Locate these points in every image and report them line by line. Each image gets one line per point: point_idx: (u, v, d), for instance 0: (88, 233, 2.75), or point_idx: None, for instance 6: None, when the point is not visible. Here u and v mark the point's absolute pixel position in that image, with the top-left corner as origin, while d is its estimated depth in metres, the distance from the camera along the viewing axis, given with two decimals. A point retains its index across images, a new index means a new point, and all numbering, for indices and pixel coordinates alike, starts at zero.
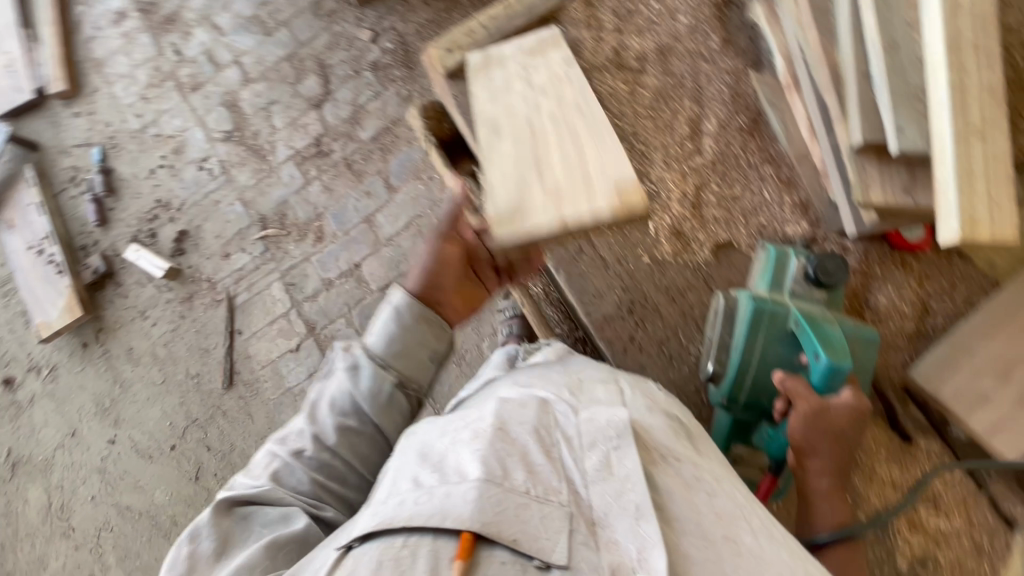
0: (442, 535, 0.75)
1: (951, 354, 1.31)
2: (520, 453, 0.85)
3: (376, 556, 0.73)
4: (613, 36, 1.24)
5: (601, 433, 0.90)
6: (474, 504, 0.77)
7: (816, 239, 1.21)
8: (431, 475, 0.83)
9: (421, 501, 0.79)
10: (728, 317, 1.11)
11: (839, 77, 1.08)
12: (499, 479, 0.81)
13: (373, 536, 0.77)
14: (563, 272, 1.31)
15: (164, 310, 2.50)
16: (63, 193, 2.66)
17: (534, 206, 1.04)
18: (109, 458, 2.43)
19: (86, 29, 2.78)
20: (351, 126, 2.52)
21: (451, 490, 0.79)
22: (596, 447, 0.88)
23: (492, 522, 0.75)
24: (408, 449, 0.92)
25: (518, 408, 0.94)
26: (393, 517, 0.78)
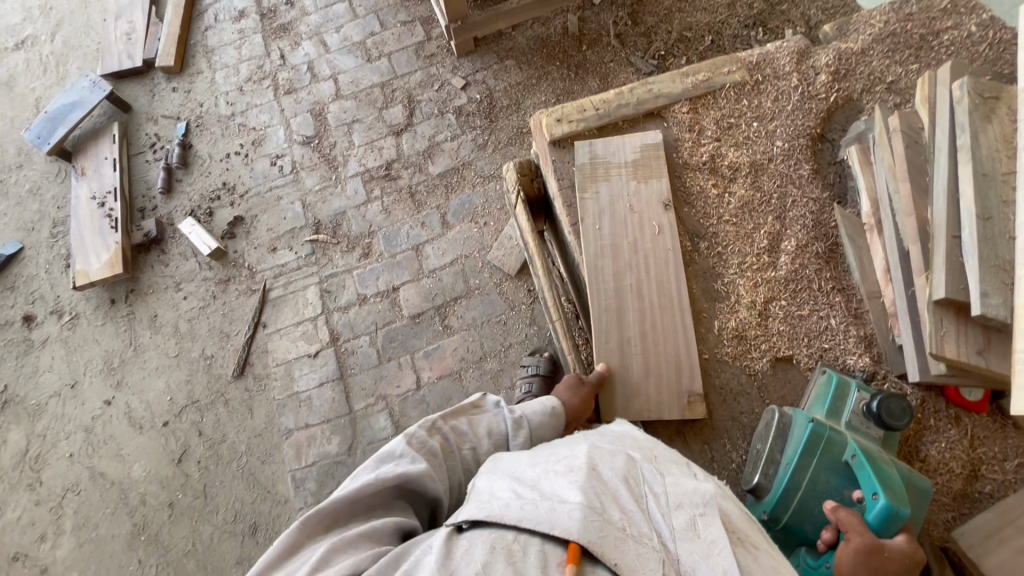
0: (549, 541, 0.77)
1: (999, 521, 1.13)
2: (613, 492, 0.85)
3: (487, 544, 0.77)
4: (711, 144, 1.27)
5: (688, 497, 0.86)
6: (580, 520, 0.78)
7: (876, 377, 1.11)
8: (528, 489, 0.85)
9: (525, 507, 0.82)
10: (780, 433, 1.07)
11: (926, 231, 1.06)
12: (596, 509, 0.81)
13: (481, 525, 0.81)
14: (636, 350, 1.18)
15: (199, 287, 2.54)
16: (138, 155, 2.79)
17: (631, 328, 1.19)
18: (100, 419, 2.39)
19: (207, 19, 3.01)
20: (423, 158, 2.63)
21: (554, 504, 0.81)
22: (682, 508, 0.85)
23: (596, 539, 0.76)
24: (495, 468, 0.93)
25: (609, 453, 0.92)
26: (502, 514, 0.81)
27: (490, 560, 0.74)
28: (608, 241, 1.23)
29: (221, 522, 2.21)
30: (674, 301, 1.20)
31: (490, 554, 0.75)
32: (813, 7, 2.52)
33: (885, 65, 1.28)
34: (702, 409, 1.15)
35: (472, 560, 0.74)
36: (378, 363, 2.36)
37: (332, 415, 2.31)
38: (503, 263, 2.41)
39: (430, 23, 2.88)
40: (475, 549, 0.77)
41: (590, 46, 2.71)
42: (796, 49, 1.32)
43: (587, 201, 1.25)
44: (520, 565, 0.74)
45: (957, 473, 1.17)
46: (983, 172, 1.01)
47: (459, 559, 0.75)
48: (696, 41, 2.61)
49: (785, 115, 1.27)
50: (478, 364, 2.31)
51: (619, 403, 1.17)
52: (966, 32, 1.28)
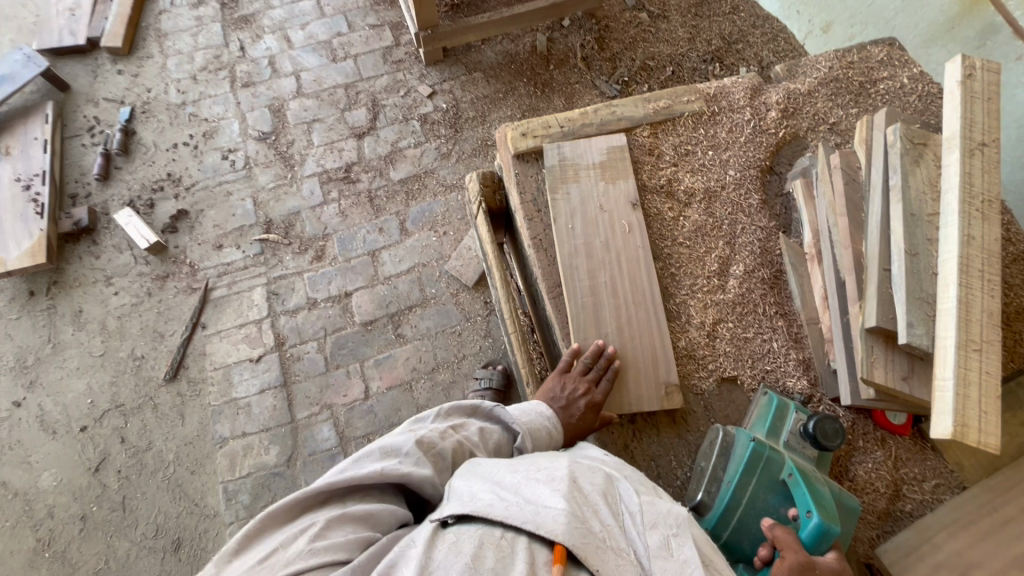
0: (535, 541, 0.76)
1: (917, 538, 1.20)
2: (593, 502, 0.83)
3: (476, 538, 0.75)
4: (669, 168, 1.30)
5: (664, 515, 0.83)
6: (565, 525, 0.76)
7: (812, 399, 1.15)
8: (512, 491, 0.83)
9: (509, 508, 0.79)
10: (723, 452, 1.05)
11: (861, 264, 1.10)
12: (578, 516, 0.79)
13: (467, 520, 0.79)
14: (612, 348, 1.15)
15: (132, 282, 2.37)
16: (74, 138, 2.60)
17: (607, 316, 1.16)
18: (6, 423, 2.17)
19: (162, 2, 2.87)
20: (385, 163, 2.59)
21: (539, 508, 0.79)
22: (657, 527, 0.82)
23: (581, 544, 0.75)
24: (473, 470, 0.89)
25: (589, 468, 0.90)
26: (488, 510, 0.79)
27: (478, 554, 0.73)
28: (580, 241, 1.20)
29: (140, 538, 2.04)
30: (648, 297, 1.18)
31: (478, 548, 0.73)
32: (765, 48, 2.68)
33: (829, 106, 1.38)
34: (680, 399, 1.14)
35: (460, 554, 0.73)
36: (325, 371, 2.27)
37: (272, 423, 2.20)
38: (461, 274, 2.39)
39: (399, 29, 2.86)
40: (463, 542, 0.75)
41: (557, 67, 2.77)
42: (750, 85, 1.39)
43: (558, 201, 1.23)
44: (507, 563, 0.72)
45: (880, 491, 1.24)
46: (912, 211, 1.04)
47: (446, 552, 0.73)
48: (657, 71, 2.72)
49: (737, 146, 1.33)
50: (430, 375, 2.26)
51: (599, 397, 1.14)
52: (899, 83, 1.40)
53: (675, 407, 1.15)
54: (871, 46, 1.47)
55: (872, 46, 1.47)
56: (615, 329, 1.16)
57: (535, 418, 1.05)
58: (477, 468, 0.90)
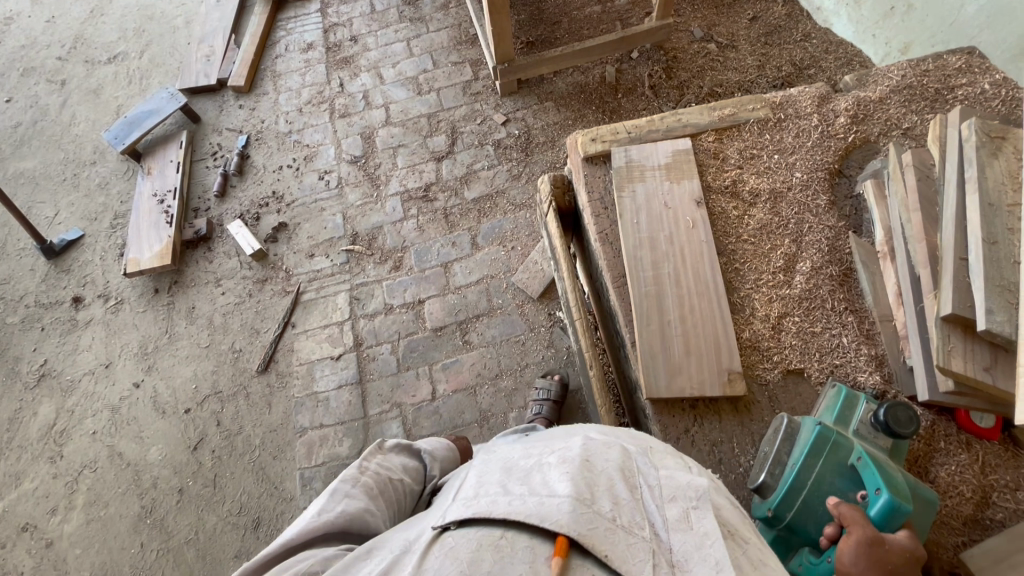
0: (537, 535, 0.77)
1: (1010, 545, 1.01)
2: (604, 483, 0.84)
3: (474, 540, 0.77)
4: (734, 171, 1.35)
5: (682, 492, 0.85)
6: (568, 512, 0.77)
7: (887, 396, 1.10)
8: (518, 486, 0.86)
9: (511, 502, 0.82)
10: (788, 437, 1.01)
11: (937, 256, 1.08)
12: (585, 501, 0.81)
13: (468, 524, 0.82)
14: (674, 333, 1.17)
15: (237, 284, 2.68)
16: (200, 161, 3.02)
17: (669, 302, 1.20)
18: (127, 401, 2.48)
19: (279, 48, 3.32)
20: (460, 184, 2.80)
21: (542, 499, 0.81)
22: (676, 499, 0.84)
23: (586, 532, 0.75)
24: (483, 469, 0.95)
25: (604, 447, 0.92)
26: (488, 510, 0.81)
27: (476, 557, 0.75)
28: (644, 235, 1.27)
29: (226, 513, 2.24)
30: (711, 288, 1.20)
31: (475, 553, 0.75)
32: (840, 72, 2.65)
33: (902, 113, 1.38)
34: (744, 386, 1.12)
35: (455, 559, 0.75)
36: (397, 372, 2.42)
37: (346, 417, 2.36)
38: (527, 286, 2.50)
39: (478, 65, 3.13)
40: (460, 549, 0.77)
41: (625, 95, 2.90)
42: (817, 94, 1.43)
43: (624, 198, 1.31)
44: (508, 561, 0.74)
45: (967, 498, 1.09)
46: (989, 202, 1.03)
47: (443, 558, 0.75)
48: (726, 96, 2.77)
49: (805, 150, 1.36)
50: (494, 381, 2.35)
51: (662, 381, 1.13)
52: (978, 90, 1.38)
53: (737, 396, 1.13)
54: (948, 55, 1.46)
55: (948, 55, 1.46)
56: (676, 316, 1.18)
57: (431, 451, 1.47)
58: (485, 468, 0.95)
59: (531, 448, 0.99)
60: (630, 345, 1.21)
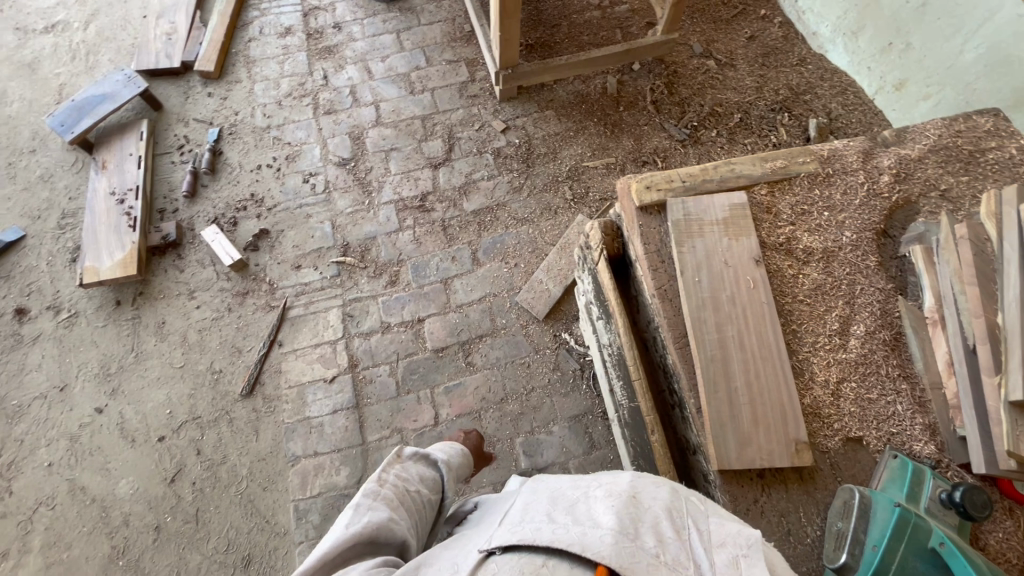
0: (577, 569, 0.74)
1: None
2: (651, 519, 0.80)
3: (515, 568, 0.76)
4: (787, 227, 1.35)
5: (736, 537, 0.79)
6: (610, 545, 0.74)
7: (941, 465, 1.13)
8: (561, 515, 0.83)
9: (556, 530, 0.79)
10: (862, 514, 1.03)
11: (995, 334, 1.11)
12: (628, 535, 0.77)
13: (513, 550, 0.80)
14: (742, 399, 1.16)
15: (214, 297, 2.45)
16: (164, 155, 2.72)
17: (734, 366, 1.18)
18: (88, 428, 2.23)
19: (252, 30, 3.02)
20: (458, 194, 2.67)
21: (585, 529, 0.78)
22: (727, 546, 0.79)
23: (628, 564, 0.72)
24: (534, 496, 0.94)
25: (655, 484, 0.89)
26: (534, 537, 0.80)
27: None
28: (707, 294, 1.24)
29: (212, 552, 2.07)
30: (774, 352, 1.20)
31: None
32: (834, 101, 2.73)
33: (939, 174, 1.43)
34: (810, 456, 1.13)
35: None
36: (396, 395, 2.31)
37: (343, 444, 2.23)
38: (532, 306, 2.43)
39: (475, 65, 2.97)
40: None
41: (627, 108, 2.86)
42: (861, 149, 1.45)
43: (684, 254, 1.28)
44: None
45: (1015, 565, 1.07)
46: None
47: None
48: (726, 117, 2.79)
49: (852, 208, 1.38)
50: (500, 406, 2.29)
51: (732, 451, 1.12)
52: (1007, 154, 1.44)
53: (803, 465, 1.13)
54: (977, 115, 1.51)
55: (976, 116, 1.51)
56: (742, 381, 1.17)
57: (442, 455, 1.45)
58: (536, 498, 0.93)
59: (581, 477, 0.97)
60: (694, 410, 1.19)
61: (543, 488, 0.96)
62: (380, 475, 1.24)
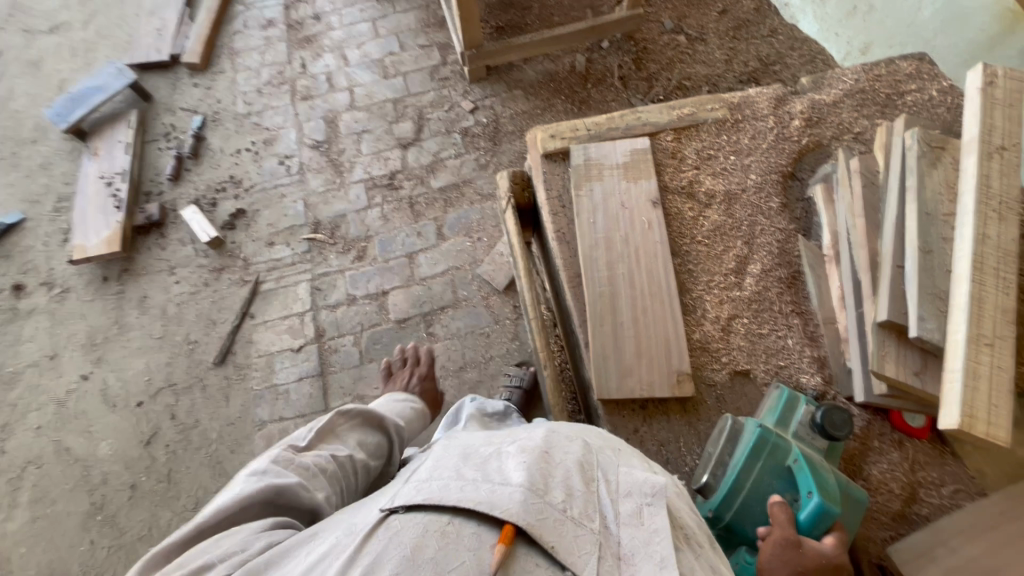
0: (484, 525, 0.71)
1: (928, 541, 1.08)
2: (560, 474, 0.79)
3: (420, 526, 0.71)
4: (691, 171, 1.35)
5: (639, 488, 0.82)
6: (519, 501, 0.72)
7: (826, 396, 1.14)
8: (471, 469, 0.79)
9: (464, 488, 0.75)
10: (731, 436, 1.04)
11: (877, 262, 1.10)
12: (538, 491, 0.75)
13: (417, 508, 0.74)
14: (628, 333, 1.18)
15: (192, 273, 2.58)
16: (152, 142, 2.88)
17: (622, 301, 1.20)
18: (74, 394, 2.39)
19: (237, 24, 3.17)
20: (426, 172, 2.74)
21: (494, 487, 0.74)
22: (631, 496, 0.81)
23: (535, 522, 0.71)
24: (445, 448, 0.88)
25: (565, 438, 0.87)
26: (441, 495, 0.74)
27: (419, 544, 0.69)
28: (601, 234, 1.26)
29: (182, 509, 2.18)
30: (664, 287, 1.22)
31: (421, 538, 0.69)
32: (803, 70, 2.69)
33: (854, 117, 1.40)
34: (692, 387, 1.14)
35: (400, 545, 0.68)
36: (359, 364, 2.39)
37: (307, 410, 2.32)
38: (493, 278, 2.48)
39: (447, 49, 3.05)
40: (405, 533, 0.70)
41: (595, 85, 2.88)
42: (774, 96, 1.44)
43: (581, 197, 1.30)
44: (454, 549, 0.68)
45: (896, 494, 1.13)
46: (927, 211, 1.05)
47: (387, 543, 0.69)
48: (693, 90, 2.79)
49: (760, 152, 1.37)
50: (458, 373, 2.35)
51: (613, 382, 1.15)
52: (926, 96, 1.41)
53: (685, 397, 1.15)
54: (900, 60, 1.49)
55: (900, 60, 1.49)
56: (630, 316, 1.19)
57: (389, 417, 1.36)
58: (443, 449, 0.89)
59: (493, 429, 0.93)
60: (583, 345, 1.22)
61: (453, 440, 0.91)
62: (300, 438, 1.15)
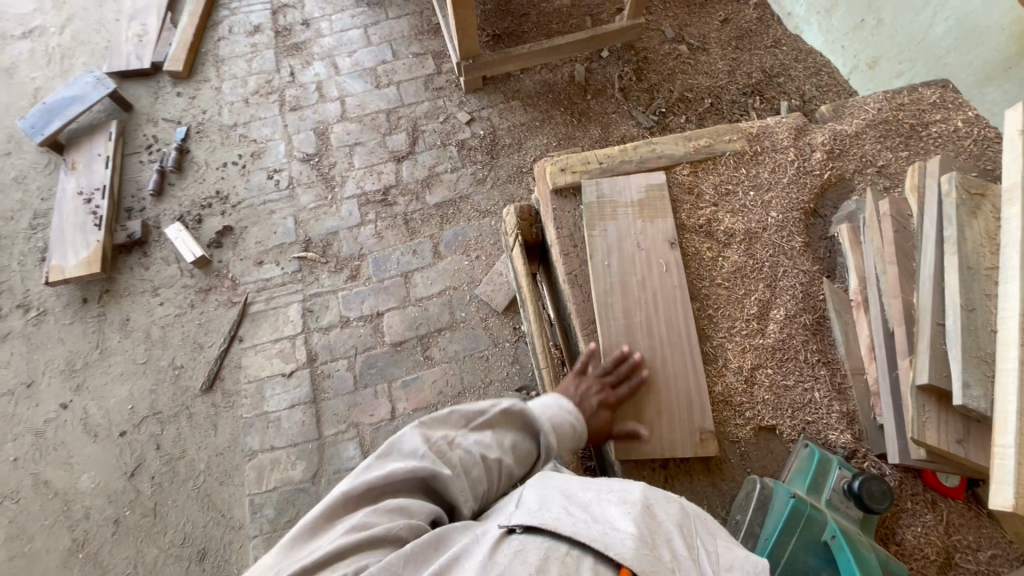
0: (601, 563, 0.69)
1: None
2: (667, 530, 0.75)
3: (540, 551, 0.70)
4: (709, 208, 1.28)
5: (743, 559, 0.74)
6: (634, 547, 0.69)
7: (856, 455, 1.08)
8: (581, 507, 0.77)
9: (578, 523, 0.74)
10: (760, 505, 0.98)
11: (913, 316, 1.04)
12: (648, 542, 0.72)
13: (535, 532, 0.74)
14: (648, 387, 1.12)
15: (177, 293, 2.47)
16: (133, 155, 2.75)
17: (640, 352, 1.14)
18: (53, 423, 2.27)
19: (222, 29, 3.04)
20: (421, 187, 2.65)
21: (607, 529, 0.72)
22: (735, 566, 0.72)
23: (651, 569, 0.68)
24: (546, 481, 0.86)
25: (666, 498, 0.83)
26: (557, 522, 0.73)
27: (541, 567, 0.68)
28: (616, 278, 1.19)
29: (168, 545, 2.08)
30: (684, 336, 1.15)
31: (540, 562, 0.68)
32: (808, 83, 2.62)
33: (878, 149, 1.34)
34: (715, 446, 1.08)
35: (524, 562, 0.68)
36: (353, 389, 2.30)
37: (299, 439, 2.23)
38: (491, 299, 2.40)
39: (441, 57, 2.94)
40: (526, 555, 0.70)
41: (594, 97, 2.80)
42: (794, 125, 1.38)
43: (595, 237, 1.23)
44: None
45: (932, 561, 1.01)
46: (968, 265, 0.99)
47: (510, 559, 0.68)
48: (696, 102, 2.71)
49: (780, 187, 1.31)
50: (457, 399, 2.26)
51: (631, 442, 1.09)
52: (951, 127, 1.35)
53: (709, 455, 1.09)
54: (923, 88, 1.43)
55: (923, 88, 1.43)
56: (649, 367, 1.13)
57: (555, 412, 1.04)
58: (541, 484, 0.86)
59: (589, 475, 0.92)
60: None
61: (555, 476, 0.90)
62: (461, 419, 0.97)
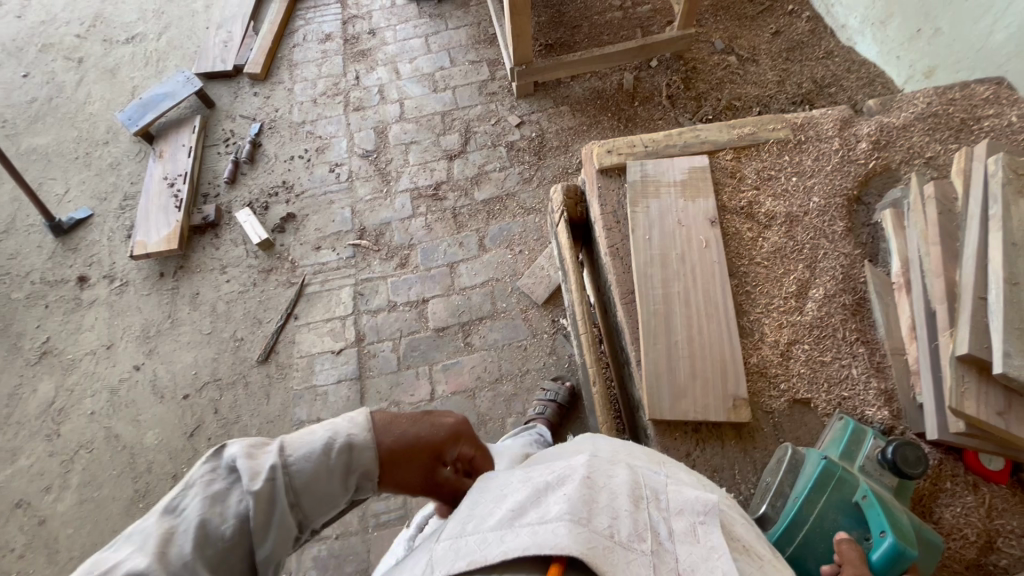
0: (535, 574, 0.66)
1: None
2: (605, 500, 0.74)
3: None
4: (750, 192, 1.34)
5: (689, 504, 0.79)
6: (566, 534, 0.67)
7: (895, 430, 1.12)
8: (509, 517, 0.73)
9: (507, 535, 0.70)
10: (792, 468, 1.05)
11: (954, 292, 1.10)
12: (582, 518, 0.70)
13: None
14: (683, 354, 1.17)
15: (242, 272, 2.68)
16: (212, 147, 3.02)
17: (676, 321, 1.20)
18: (126, 383, 2.48)
19: (297, 37, 3.32)
20: (470, 184, 2.78)
21: (535, 527, 0.70)
22: (682, 514, 0.77)
23: (587, 549, 0.66)
24: (482, 492, 0.84)
25: (604, 467, 0.82)
26: (482, 552, 0.69)
27: None
28: (657, 251, 1.26)
29: None
30: (721, 309, 1.21)
31: None
32: (860, 92, 2.60)
33: (926, 141, 1.35)
34: (748, 413, 1.14)
35: None
36: (397, 370, 2.41)
37: (344, 413, 2.35)
38: (532, 291, 2.48)
39: (496, 65, 3.10)
40: None
41: (641, 104, 2.87)
42: (839, 117, 1.42)
43: (637, 214, 1.30)
44: None
45: (971, 541, 1.07)
46: (1014, 241, 1.04)
47: None
48: (743, 110, 2.73)
49: (823, 174, 1.34)
50: (493, 385, 2.33)
51: (666, 403, 1.15)
52: (1005, 121, 1.35)
53: (741, 422, 1.15)
54: (976, 84, 1.43)
55: (976, 85, 1.43)
56: (682, 336, 1.19)
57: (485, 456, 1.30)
58: (468, 505, 0.82)
59: (526, 469, 0.89)
60: (635, 363, 1.22)
61: (482, 485, 0.87)
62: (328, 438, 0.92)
